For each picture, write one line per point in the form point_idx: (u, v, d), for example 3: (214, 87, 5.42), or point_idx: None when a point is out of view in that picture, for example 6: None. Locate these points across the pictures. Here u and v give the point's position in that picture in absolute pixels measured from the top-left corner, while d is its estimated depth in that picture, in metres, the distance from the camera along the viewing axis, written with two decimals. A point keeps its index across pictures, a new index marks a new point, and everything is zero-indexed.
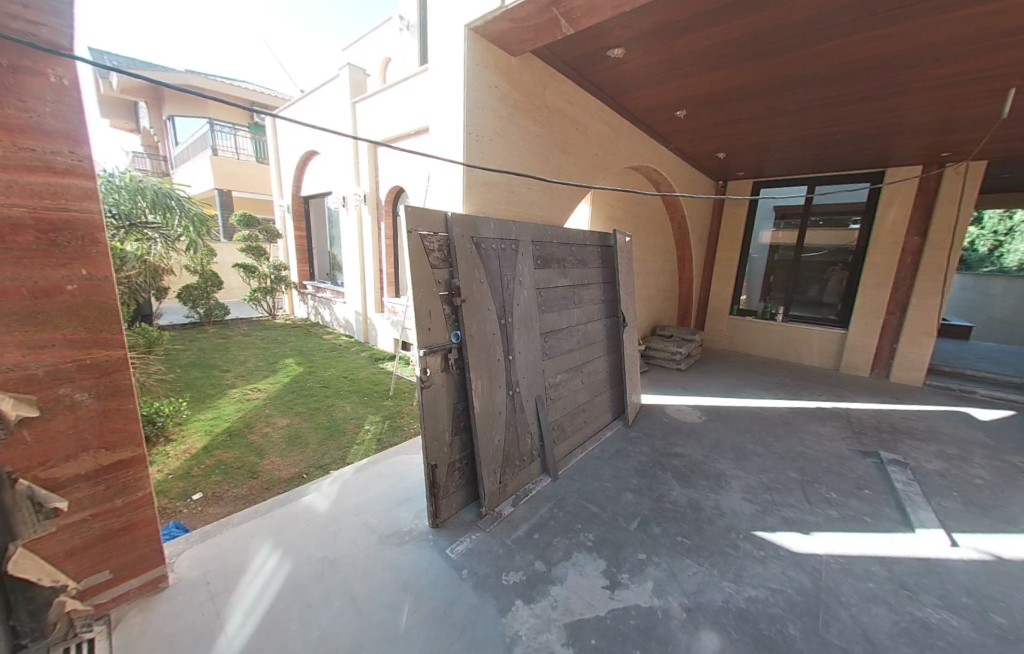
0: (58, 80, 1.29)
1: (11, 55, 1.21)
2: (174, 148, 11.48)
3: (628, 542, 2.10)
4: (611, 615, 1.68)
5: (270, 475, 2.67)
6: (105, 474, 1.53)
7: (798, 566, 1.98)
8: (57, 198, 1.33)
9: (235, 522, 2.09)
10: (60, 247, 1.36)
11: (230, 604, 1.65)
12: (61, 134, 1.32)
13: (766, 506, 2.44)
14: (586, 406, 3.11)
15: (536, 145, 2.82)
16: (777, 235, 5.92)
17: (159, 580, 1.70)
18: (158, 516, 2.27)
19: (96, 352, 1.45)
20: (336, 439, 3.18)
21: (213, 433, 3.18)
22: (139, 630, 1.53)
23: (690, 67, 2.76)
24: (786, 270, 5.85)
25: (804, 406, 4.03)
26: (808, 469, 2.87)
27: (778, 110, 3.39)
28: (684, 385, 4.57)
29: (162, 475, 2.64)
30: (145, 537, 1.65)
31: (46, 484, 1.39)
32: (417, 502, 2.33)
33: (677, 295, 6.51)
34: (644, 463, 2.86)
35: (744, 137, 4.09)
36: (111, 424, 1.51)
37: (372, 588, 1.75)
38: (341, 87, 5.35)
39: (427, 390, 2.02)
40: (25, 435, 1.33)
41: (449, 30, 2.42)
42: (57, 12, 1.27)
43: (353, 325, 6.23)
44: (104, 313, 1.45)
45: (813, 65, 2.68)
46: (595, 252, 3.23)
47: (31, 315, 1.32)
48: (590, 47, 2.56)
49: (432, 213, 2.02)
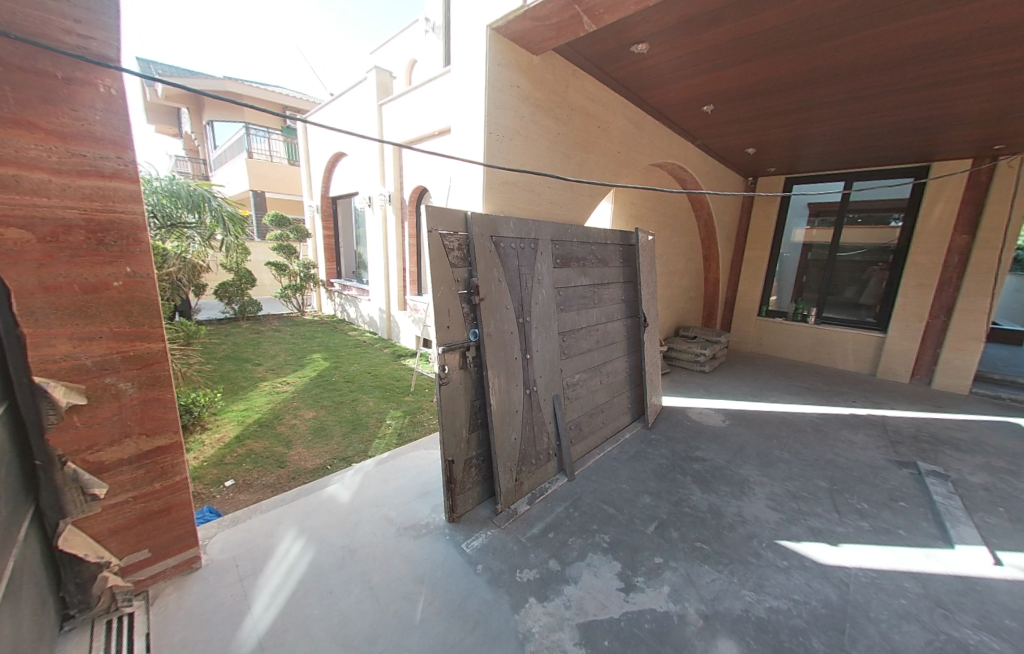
0: (106, 90, 1.39)
1: (65, 68, 1.31)
2: (212, 151, 12.05)
3: (645, 545, 2.07)
4: (624, 618, 1.67)
5: (297, 466, 2.78)
6: (146, 459, 1.63)
7: (824, 578, 1.91)
8: (105, 200, 1.43)
9: (263, 509, 2.19)
10: (107, 246, 1.46)
11: (257, 586, 1.73)
12: (109, 141, 1.41)
13: (792, 515, 2.35)
14: (605, 407, 3.08)
15: (557, 143, 2.80)
16: (811, 234, 5.68)
17: (192, 561, 1.80)
18: (194, 500, 2.40)
19: (138, 344, 1.55)
20: (358, 432, 3.28)
21: (245, 423, 3.34)
22: (174, 606, 1.62)
23: (715, 61, 2.69)
24: (820, 270, 5.61)
25: (836, 412, 3.86)
26: (838, 478, 2.74)
27: (811, 103, 3.26)
28: (708, 388, 4.45)
29: (198, 461, 2.80)
30: (180, 520, 1.74)
31: (93, 467, 1.50)
32: (434, 496, 2.37)
33: (703, 295, 6.35)
34: (663, 466, 2.81)
35: (776, 132, 3.95)
36: (151, 412, 1.61)
37: (390, 579, 1.80)
38: (368, 90, 5.48)
39: (445, 387, 2.05)
40: (76, 420, 1.44)
41: (472, 30, 2.43)
42: (106, 27, 1.36)
43: (377, 322, 6.38)
44: (145, 308, 1.55)
45: (849, 55, 2.55)
46: (616, 251, 3.19)
47: (81, 310, 1.42)
48: (613, 43, 2.52)
49: (452, 212, 2.04)
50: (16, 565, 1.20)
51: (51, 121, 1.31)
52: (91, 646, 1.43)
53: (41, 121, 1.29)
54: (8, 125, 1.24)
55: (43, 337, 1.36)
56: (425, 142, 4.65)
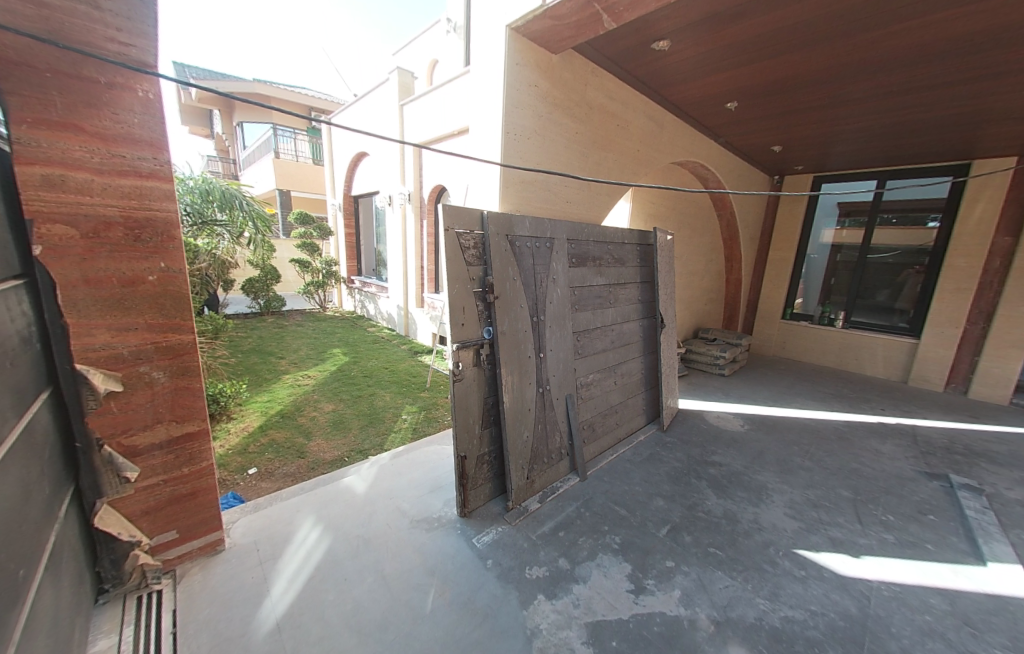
0: (145, 94, 1.47)
1: (108, 74, 1.39)
2: (241, 151, 12.48)
3: (656, 548, 2.05)
4: (633, 620, 1.66)
5: (316, 456, 2.87)
6: (176, 444, 1.72)
7: (844, 590, 1.85)
8: (142, 199, 1.51)
9: (283, 496, 2.28)
10: (144, 242, 1.54)
11: (276, 571, 1.80)
12: (146, 142, 1.49)
13: (811, 524, 2.28)
14: (619, 407, 3.06)
15: (575, 142, 2.80)
16: (840, 235, 5.47)
17: (216, 544, 1.88)
18: (219, 486, 2.51)
19: (170, 335, 1.64)
20: (375, 425, 3.35)
21: (268, 414, 3.46)
22: (199, 585, 1.71)
23: (740, 57, 2.63)
24: (849, 272, 5.40)
25: (862, 420, 3.72)
26: (863, 488, 2.64)
27: (842, 99, 3.14)
28: (727, 392, 4.36)
29: (223, 449, 2.92)
30: (206, 504, 1.83)
31: (128, 451, 1.59)
32: (447, 491, 2.41)
33: (724, 296, 6.21)
34: (678, 470, 2.77)
35: (804, 129, 3.82)
36: (181, 400, 1.70)
37: (402, 569, 1.85)
38: (390, 90, 5.57)
39: (459, 383, 2.08)
40: (112, 406, 1.54)
41: (491, 30, 2.45)
42: (144, 34, 1.44)
43: (395, 319, 6.49)
44: (177, 301, 1.63)
45: (884, 48, 2.45)
46: (634, 251, 3.16)
47: (119, 302, 1.51)
48: (633, 41, 2.50)
49: (468, 211, 2.07)
50: (57, 540, 1.28)
51: (94, 125, 1.39)
52: (122, 620, 1.52)
53: (85, 125, 1.38)
54: (56, 128, 1.33)
55: (85, 327, 1.45)
56: (445, 142, 4.70)
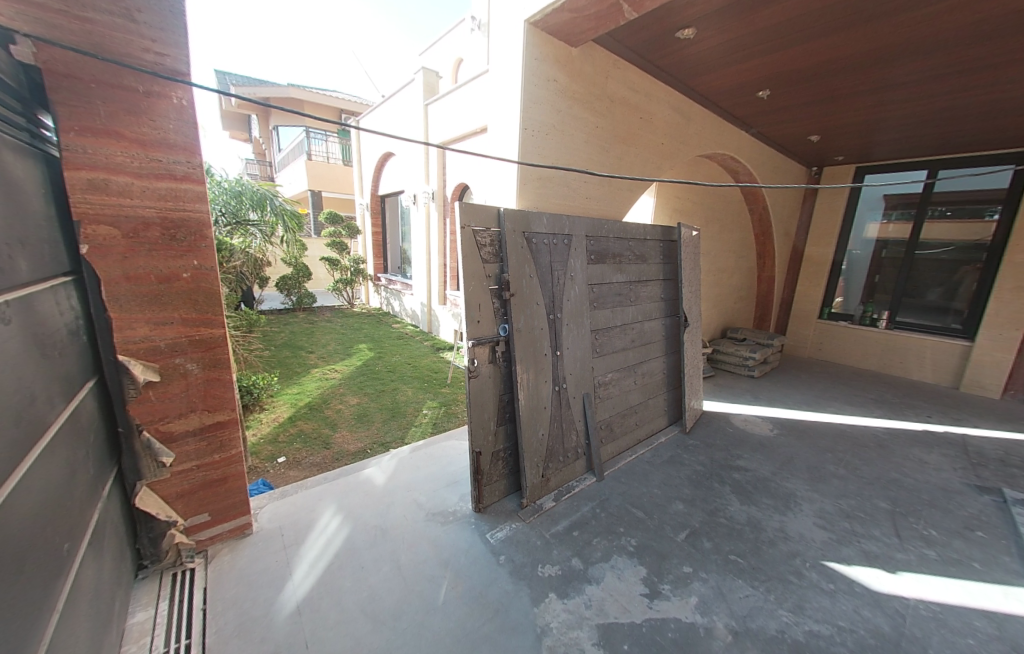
0: (179, 101, 1.56)
1: (146, 83, 1.49)
2: (277, 153, 13.00)
3: (673, 553, 2.00)
4: (647, 624, 1.63)
5: (340, 447, 2.98)
6: (208, 431, 1.82)
7: (876, 606, 1.74)
8: (178, 201, 1.61)
9: (308, 484, 2.38)
10: (179, 242, 1.63)
11: (298, 555, 1.88)
12: (180, 147, 1.59)
13: (843, 536, 2.16)
14: (639, 407, 3.00)
15: (594, 137, 2.75)
16: (886, 229, 5.12)
17: (244, 528, 1.98)
18: (251, 473, 2.65)
19: (203, 329, 1.73)
20: (397, 419, 3.44)
21: (297, 405, 3.62)
22: (227, 565, 1.81)
23: (771, 42, 2.50)
24: (896, 269, 5.05)
25: (905, 428, 3.48)
26: (903, 499, 2.48)
27: (888, 83, 2.93)
28: (756, 394, 4.18)
29: (256, 437, 3.08)
30: (235, 489, 1.93)
31: (164, 436, 1.70)
32: (463, 486, 2.44)
33: (756, 295, 5.95)
34: (700, 473, 2.69)
35: (845, 117, 3.59)
36: (212, 391, 1.79)
37: (417, 560, 1.89)
38: (415, 90, 5.66)
39: (474, 380, 2.10)
40: (150, 395, 1.64)
41: (510, 26, 2.44)
42: (178, 44, 1.53)
43: (419, 316, 6.61)
44: (209, 297, 1.73)
45: (935, 26, 2.26)
46: (656, 247, 3.07)
47: (156, 298, 1.61)
48: (656, 30, 2.42)
49: (485, 209, 2.07)
50: (100, 518, 1.39)
51: (134, 131, 1.49)
52: (158, 594, 1.63)
53: (126, 132, 1.48)
54: (101, 136, 1.44)
55: (127, 321, 1.56)
56: (467, 140, 4.74)
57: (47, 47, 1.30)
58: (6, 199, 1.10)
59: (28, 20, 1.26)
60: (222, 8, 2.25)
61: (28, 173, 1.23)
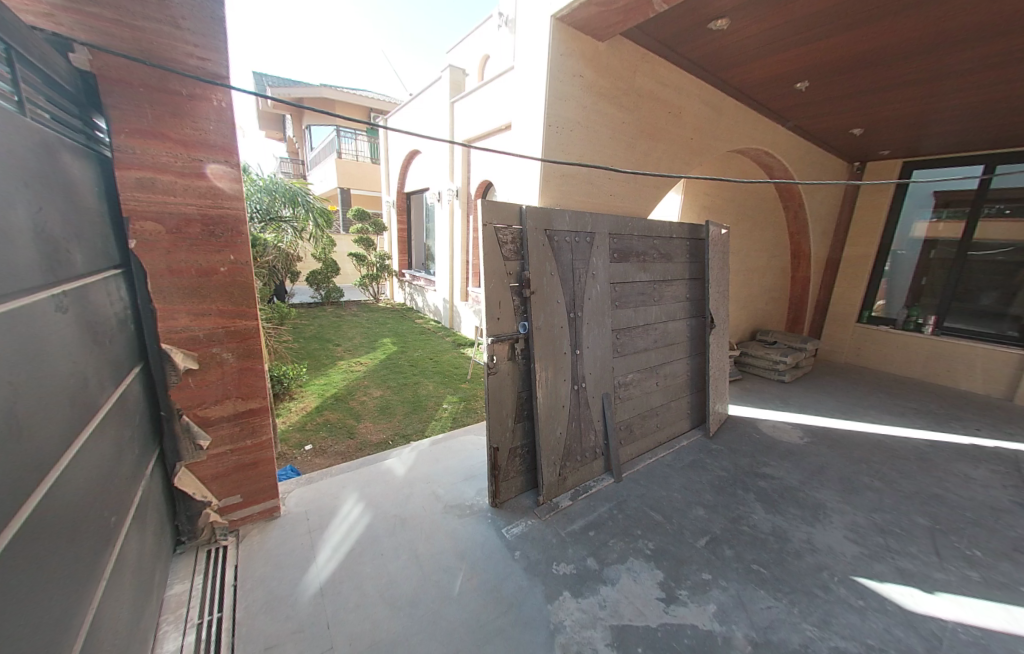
0: (219, 103, 1.63)
1: (190, 87, 1.57)
2: (310, 151, 13.42)
3: (692, 558, 1.96)
4: (662, 629, 1.61)
5: (363, 438, 3.07)
6: (241, 417, 1.91)
7: (909, 627, 1.65)
8: (216, 198, 1.69)
9: (333, 472, 2.47)
10: (217, 237, 1.72)
11: (322, 539, 1.96)
12: (219, 147, 1.67)
13: (875, 551, 2.05)
14: (661, 410, 2.94)
15: (620, 132, 2.70)
16: (936, 228, 4.79)
17: (273, 510, 2.07)
18: (280, 459, 2.77)
19: (238, 321, 1.82)
20: (418, 412, 3.51)
21: (324, 396, 3.75)
22: (257, 545, 1.90)
23: (812, 31, 2.39)
24: (945, 271, 4.72)
25: (950, 441, 3.26)
26: (944, 516, 2.33)
27: (942, 72, 2.73)
28: (786, 400, 4.02)
29: (285, 424, 3.22)
30: (265, 474, 2.02)
31: (202, 421, 1.81)
32: (481, 480, 2.47)
33: (789, 296, 5.70)
34: (723, 479, 2.62)
35: (893, 108, 3.37)
36: (246, 380, 1.88)
37: (434, 551, 1.93)
38: (442, 88, 5.71)
39: (493, 376, 2.12)
40: (190, 381, 1.75)
41: (536, 22, 2.42)
42: (218, 49, 1.61)
43: (441, 312, 6.70)
44: (244, 290, 1.81)
45: (996, 8, 2.09)
46: (683, 245, 3.00)
47: (197, 290, 1.70)
48: (688, 22, 2.35)
49: (507, 206, 2.08)
50: (143, 495, 1.49)
51: (177, 133, 1.58)
52: (194, 569, 1.74)
53: (171, 133, 1.57)
54: (149, 136, 1.53)
55: (169, 311, 1.66)
56: (491, 138, 4.76)
57: (100, 54, 1.39)
58: (64, 199, 1.18)
59: (85, 29, 1.35)
60: (258, 13, 2.34)
61: (84, 172, 1.32)
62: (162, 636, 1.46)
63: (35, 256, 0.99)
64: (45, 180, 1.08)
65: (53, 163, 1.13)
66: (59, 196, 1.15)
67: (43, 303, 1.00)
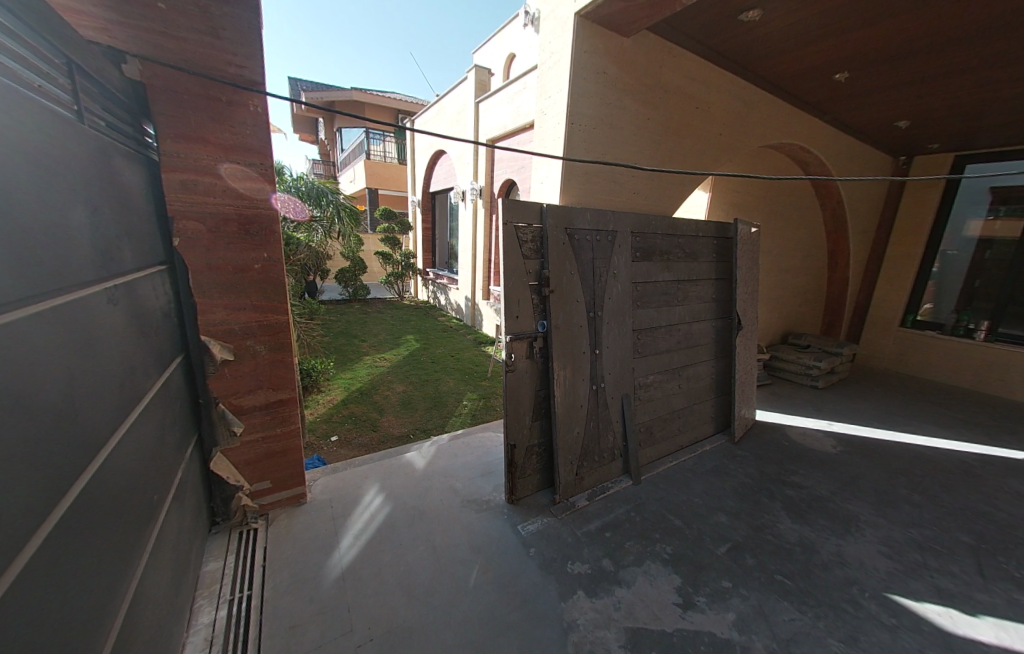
0: (255, 108, 1.72)
1: (228, 94, 1.66)
2: (341, 153, 13.86)
3: (712, 565, 1.91)
4: (677, 634, 1.58)
5: (386, 431, 3.16)
6: (272, 407, 2.01)
7: (946, 649, 1.55)
8: (251, 200, 1.79)
9: (356, 463, 2.55)
10: (252, 236, 1.81)
11: (345, 526, 2.03)
12: (255, 151, 1.76)
13: (912, 568, 1.94)
14: (683, 412, 2.88)
15: (644, 129, 2.66)
16: (991, 226, 4.43)
17: (300, 497, 2.17)
18: (307, 448, 2.89)
19: (271, 315, 1.92)
20: (438, 408, 3.58)
21: (349, 389, 3.88)
22: (285, 529, 2.00)
23: (850, 18, 2.27)
24: (1002, 273, 4.36)
25: (1003, 456, 3.02)
26: (991, 536, 2.18)
27: (1002, 56, 2.53)
28: (819, 407, 3.84)
29: (313, 415, 3.36)
30: (293, 461, 2.11)
31: (236, 409, 1.91)
32: (498, 476, 2.50)
33: (825, 298, 5.45)
34: (748, 486, 2.54)
35: (945, 98, 3.14)
36: (277, 371, 1.98)
37: (450, 544, 1.97)
38: (468, 88, 5.78)
39: (512, 374, 2.13)
40: (226, 372, 1.85)
41: (560, 20, 2.42)
42: (254, 57, 1.70)
43: (463, 310, 6.78)
44: (277, 286, 1.90)
45: None
46: (709, 244, 2.92)
47: (234, 286, 1.80)
48: (716, 13, 2.28)
49: (528, 205, 2.08)
50: (183, 476, 1.59)
51: (217, 137, 1.67)
52: (226, 548, 1.84)
53: (212, 137, 1.66)
54: (193, 141, 1.63)
55: (208, 305, 1.77)
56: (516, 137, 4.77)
57: (150, 65, 1.50)
58: (116, 200, 1.28)
59: (137, 42, 1.46)
60: (292, 20, 2.44)
61: (135, 175, 1.44)
62: (197, 609, 1.56)
63: (91, 252, 1.09)
64: (100, 183, 1.17)
65: (107, 166, 1.23)
66: (112, 197, 1.25)
67: (96, 296, 1.09)
